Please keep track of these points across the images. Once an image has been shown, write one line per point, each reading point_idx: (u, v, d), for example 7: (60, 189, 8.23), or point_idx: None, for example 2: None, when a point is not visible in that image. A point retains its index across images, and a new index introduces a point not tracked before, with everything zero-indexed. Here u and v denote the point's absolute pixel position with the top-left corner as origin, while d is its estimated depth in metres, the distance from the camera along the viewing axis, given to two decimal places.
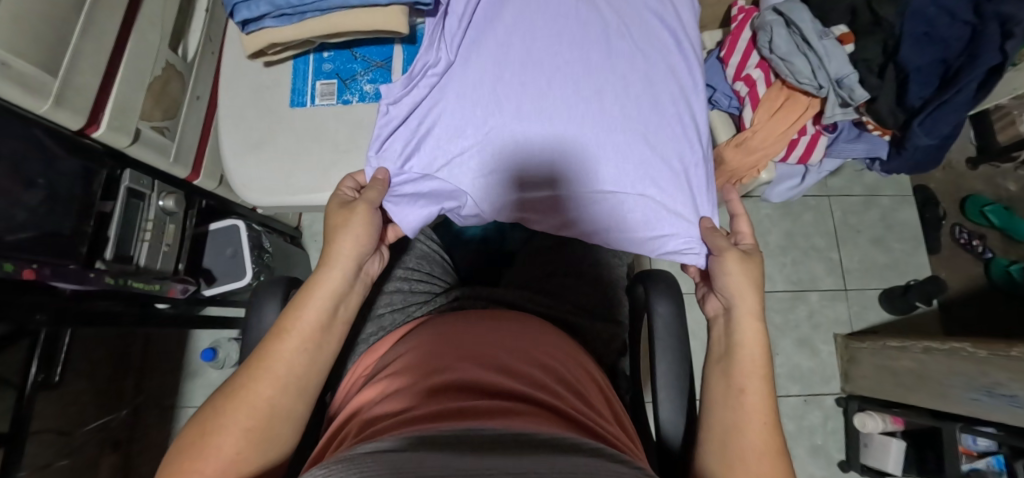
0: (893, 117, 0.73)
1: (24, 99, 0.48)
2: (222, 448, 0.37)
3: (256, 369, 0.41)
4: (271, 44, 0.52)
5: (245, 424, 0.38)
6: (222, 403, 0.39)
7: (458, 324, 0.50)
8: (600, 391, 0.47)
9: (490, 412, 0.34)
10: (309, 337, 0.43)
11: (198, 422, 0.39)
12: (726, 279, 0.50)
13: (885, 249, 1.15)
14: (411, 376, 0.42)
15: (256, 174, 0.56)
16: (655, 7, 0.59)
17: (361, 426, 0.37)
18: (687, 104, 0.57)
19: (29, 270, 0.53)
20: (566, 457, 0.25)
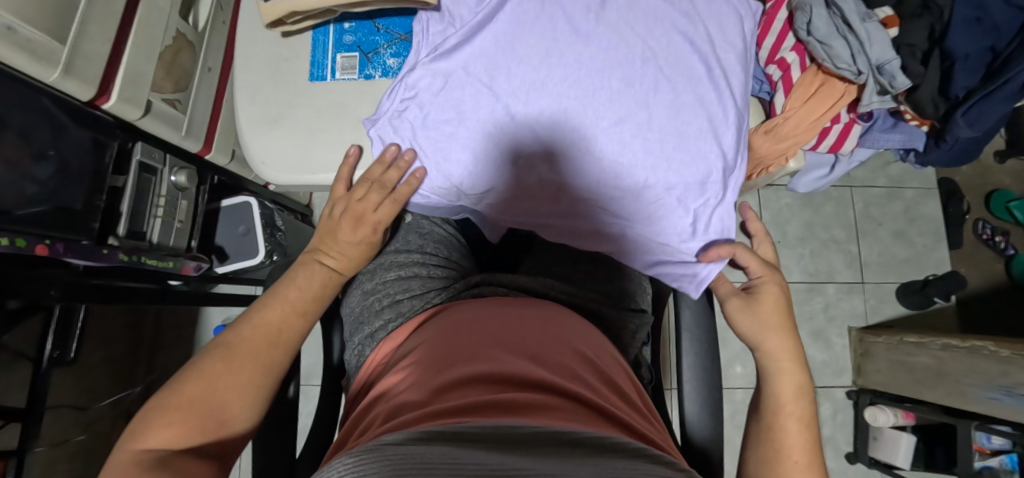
0: (934, 107, 0.70)
1: (33, 67, 0.46)
2: (229, 398, 0.39)
3: (261, 331, 0.43)
4: (291, 12, 0.49)
5: (255, 382, 0.41)
6: (226, 354, 0.41)
7: (485, 311, 0.48)
8: (630, 379, 0.47)
9: (524, 405, 0.33)
10: (309, 313, 0.47)
11: (197, 368, 0.40)
12: (746, 329, 0.50)
13: (906, 243, 1.13)
14: (436, 363, 0.40)
15: (275, 150, 0.54)
16: (683, 26, 0.53)
17: (387, 414, 0.37)
18: (715, 142, 0.52)
19: (43, 247, 0.53)
20: (605, 462, 0.24)
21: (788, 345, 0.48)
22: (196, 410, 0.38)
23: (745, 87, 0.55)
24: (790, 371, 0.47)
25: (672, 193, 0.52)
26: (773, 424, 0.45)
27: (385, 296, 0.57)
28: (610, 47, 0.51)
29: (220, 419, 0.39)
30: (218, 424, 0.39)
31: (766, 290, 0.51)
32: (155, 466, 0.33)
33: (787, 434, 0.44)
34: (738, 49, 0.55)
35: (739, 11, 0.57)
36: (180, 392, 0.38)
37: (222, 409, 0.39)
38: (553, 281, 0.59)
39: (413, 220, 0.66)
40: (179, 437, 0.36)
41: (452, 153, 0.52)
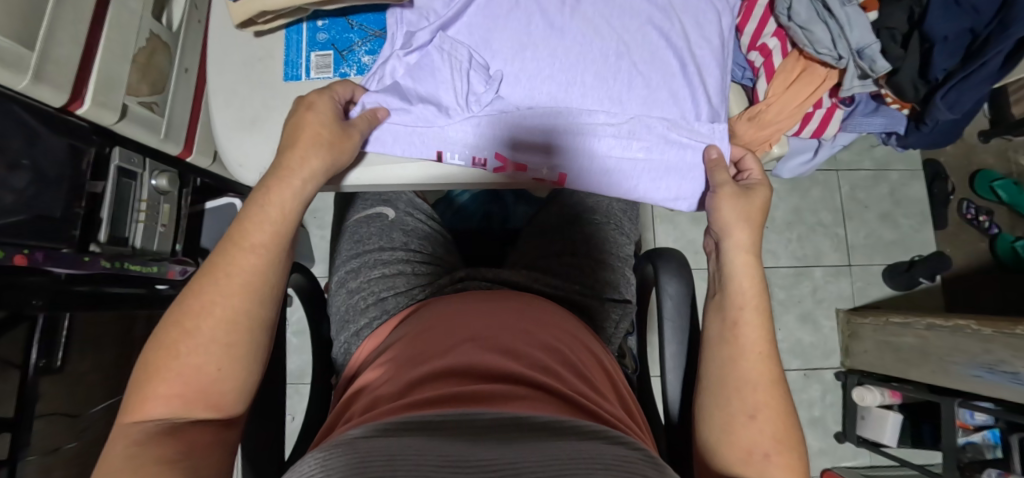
0: (914, 90, 0.71)
1: (1, 75, 0.46)
2: (201, 366, 0.34)
3: (216, 279, 0.36)
4: (261, 12, 0.48)
5: (221, 340, 0.35)
6: (182, 317, 0.35)
7: (459, 305, 0.49)
8: (605, 372, 0.47)
9: (491, 395, 0.34)
10: (273, 247, 0.39)
11: (161, 335, 0.35)
12: (733, 223, 0.46)
13: (893, 224, 1.14)
14: (412, 360, 0.42)
15: (252, 153, 0.50)
16: (659, 22, 0.53)
17: (364, 408, 0.38)
18: (683, 139, 0.52)
19: (20, 256, 0.52)
20: (562, 444, 0.25)
21: (752, 241, 0.46)
22: (165, 377, 0.34)
23: (722, 84, 0.54)
24: (749, 269, 0.45)
25: (649, 151, 0.52)
26: (737, 333, 0.42)
27: (370, 294, 0.57)
28: (585, 42, 0.51)
29: (201, 384, 0.34)
30: (200, 390, 0.34)
31: (755, 191, 0.48)
32: (139, 448, 0.31)
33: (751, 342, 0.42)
34: (715, 45, 0.54)
35: (717, 5, 0.55)
36: (151, 364, 0.34)
37: (197, 380, 0.34)
38: (538, 275, 0.59)
39: (396, 217, 0.66)
40: (174, 410, 0.34)
41: (438, 148, 0.50)
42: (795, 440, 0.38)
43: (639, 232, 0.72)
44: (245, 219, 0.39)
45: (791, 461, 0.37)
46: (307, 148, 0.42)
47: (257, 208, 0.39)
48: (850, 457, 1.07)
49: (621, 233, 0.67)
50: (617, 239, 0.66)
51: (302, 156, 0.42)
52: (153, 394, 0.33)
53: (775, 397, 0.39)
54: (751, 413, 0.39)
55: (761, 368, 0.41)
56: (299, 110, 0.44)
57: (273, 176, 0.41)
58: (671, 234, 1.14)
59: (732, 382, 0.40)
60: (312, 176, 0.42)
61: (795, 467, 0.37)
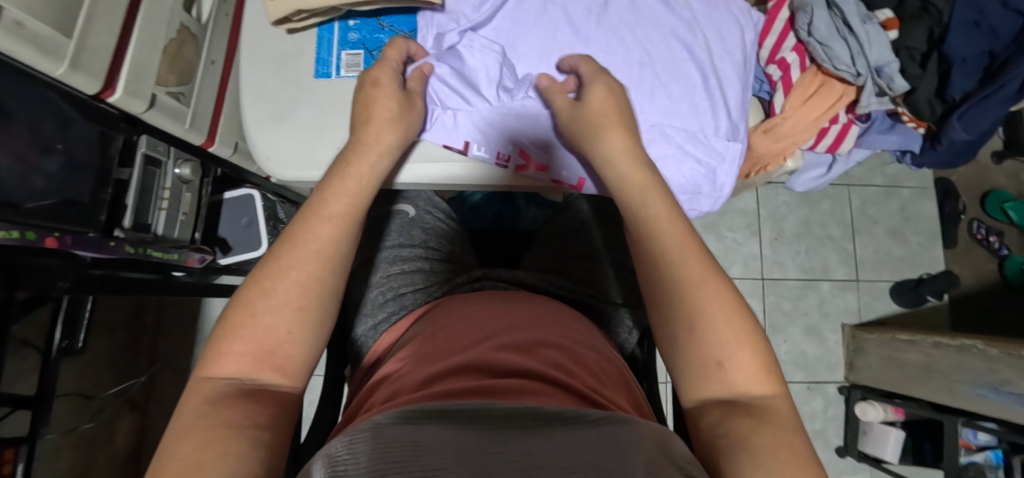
0: (930, 109, 0.71)
1: (38, 61, 0.47)
2: (273, 328, 0.34)
3: (295, 244, 0.36)
4: (297, 11, 0.49)
5: (293, 303, 0.35)
6: (261, 278, 0.35)
7: (478, 305, 0.50)
8: (620, 376, 0.47)
9: (512, 390, 0.35)
10: (350, 219, 0.39)
11: (240, 294, 0.35)
12: (606, 149, 0.44)
13: (902, 241, 1.14)
14: (431, 356, 0.42)
15: (282, 146, 0.51)
16: (683, 34, 0.53)
17: (385, 398, 0.39)
18: (701, 153, 0.53)
19: (51, 239, 0.53)
20: (573, 435, 0.25)
21: (627, 144, 0.44)
22: (239, 337, 0.33)
23: (742, 97, 0.55)
24: (635, 171, 0.43)
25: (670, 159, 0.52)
26: (647, 251, 0.39)
27: (389, 289, 0.59)
28: (608, 50, 0.52)
29: (271, 344, 0.33)
30: (269, 351, 0.33)
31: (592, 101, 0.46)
32: (212, 406, 0.30)
33: (669, 248, 0.38)
34: (737, 59, 0.55)
35: (741, 20, 0.56)
36: (228, 321, 0.34)
37: (269, 343, 0.33)
38: (553, 278, 0.61)
39: (417, 214, 0.67)
40: (243, 369, 0.33)
41: (465, 139, 0.52)
42: (756, 331, 0.35)
43: None
44: (326, 190, 0.40)
45: (752, 349, 0.34)
46: (380, 126, 0.44)
47: (337, 180, 0.40)
48: (850, 472, 1.07)
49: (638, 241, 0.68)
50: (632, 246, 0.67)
51: (378, 133, 0.43)
52: (227, 349, 0.33)
53: (716, 288, 0.36)
54: (689, 325, 0.36)
55: (692, 263, 0.37)
56: (365, 86, 0.45)
57: (348, 150, 0.43)
58: None
59: (667, 308, 0.37)
60: (389, 149, 0.44)
61: (757, 349, 0.35)
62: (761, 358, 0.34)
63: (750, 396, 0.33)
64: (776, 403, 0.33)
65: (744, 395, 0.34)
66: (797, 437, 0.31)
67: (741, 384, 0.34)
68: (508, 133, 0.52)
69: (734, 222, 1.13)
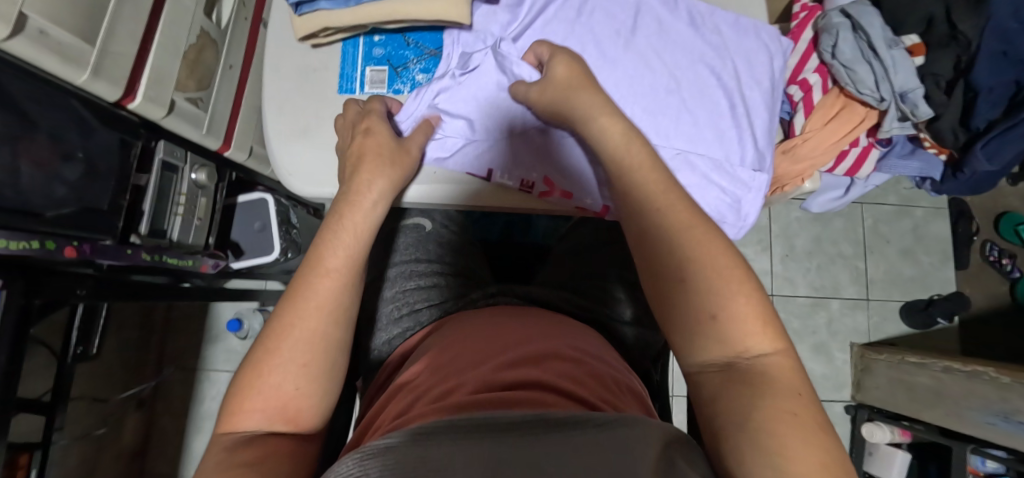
0: (953, 137, 0.71)
1: (61, 68, 0.47)
2: (282, 386, 0.35)
3: (295, 304, 0.38)
4: (325, 27, 0.49)
5: (301, 360, 0.36)
6: (268, 338, 0.37)
7: (488, 321, 0.51)
8: (633, 392, 0.46)
9: (524, 401, 0.35)
10: (347, 274, 0.40)
11: (250, 357, 0.36)
12: (580, 104, 0.46)
13: (913, 261, 1.13)
14: (444, 370, 0.43)
15: (304, 161, 0.51)
16: (711, 60, 0.53)
17: (398, 414, 0.39)
18: (726, 182, 0.52)
19: (71, 248, 0.53)
20: (579, 441, 0.25)
21: (601, 101, 0.46)
22: (252, 401, 0.35)
23: (769, 125, 0.54)
24: (614, 127, 0.44)
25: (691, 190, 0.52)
26: (635, 200, 0.42)
27: (404, 304, 0.59)
28: (636, 74, 0.52)
29: (282, 400, 0.35)
30: (280, 407, 0.35)
31: (556, 73, 0.47)
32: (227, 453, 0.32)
33: (665, 204, 0.40)
34: (765, 87, 0.54)
35: (770, 47, 0.55)
36: (241, 387, 0.36)
37: (281, 402, 0.35)
38: (571, 298, 0.61)
39: (432, 229, 0.68)
40: (259, 422, 0.35)
41: (488, 166, 0.51)
42: (739, 261, 0.38)
43: None
44: (323, 244, 0.41)
45: (740, 275, 0.37)
46: (370, 171, 0.45)
47: (333, 233, 0.41)
48: None
49: None
50: None
51: (369, 179, 0.45)
52: (242, 410, 0.35)
53: (700, 228, 0.39)
54: (681, 275, 0.38)
55: (685, 213, 0.40)
56: (357, 137, 0.47)
57: (343, 202, 0.44)
58: None
59: (654, 260, 0.40)
60: (382, 195, 0.45)
61: (758, 305, 0.36)
62: (759, 313, 0.36)
63: (747, 356, 0.35)
64: (775, 360, 0.35)
65: (742, 354, 0.35)
66: (799, 405, 0.32)
67: (740, 342, 0.35)
68: (522, 151, 0.52)
69: (745, 237, 1.13)
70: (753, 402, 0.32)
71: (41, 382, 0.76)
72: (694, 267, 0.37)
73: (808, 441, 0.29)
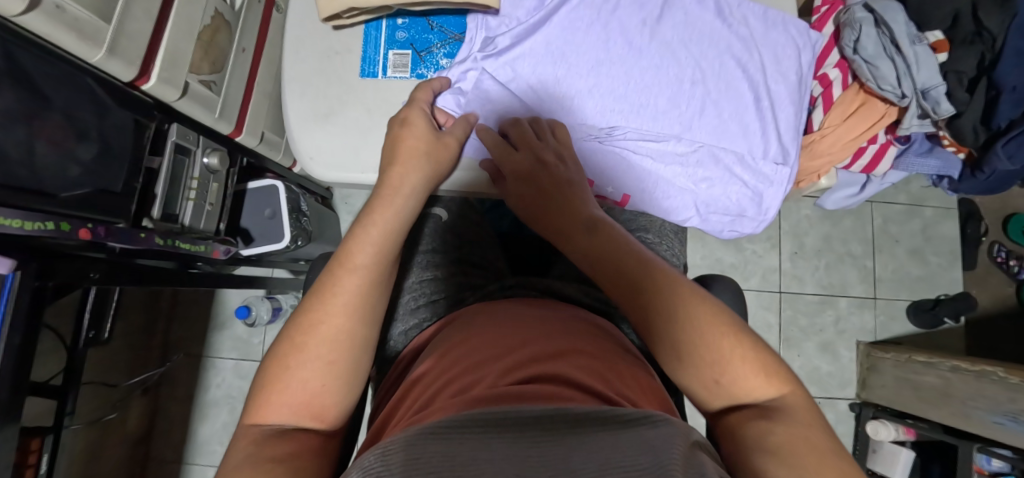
0: (974, 135, 0.70)
1: (77, 45, 0.45)
2: (306, 380, 0.35)
3: (324, 300, 0.37)
4: (349, 8, 0.47)
5: (326, 358, 0.35)
6: (295, 334, 0.36)
7: (505, 314, 0.50)
8: (652, 388, 0.44)
9: (545, 396, 0.33)
10: (376, 268, 0.39)
11: (276, 350, 0.36)
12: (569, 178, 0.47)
13: (922, 261, 1.14)
14: (461, 364, 0.42)
15: (324, 146, 0.50)
16: (738, 52, 0.52)
17: (417, 408, 0.38)
18: (748, 177, 0.52)
19: (84, 231, 0.53)
20: (603, 440, 0.24)
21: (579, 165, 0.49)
22: (278, 394, 0.34)
23: (795, 120, 0.53)
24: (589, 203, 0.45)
25: (711, 182, 0.52)
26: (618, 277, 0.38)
27: (421, 294, 0.59)
28: (660, 64, 0.51)
29: (307, 397, 0.35)
30: (306, 404, 0.35)
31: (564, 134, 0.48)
32: (258, 450, 0.32)
33: (657, 278, 0.36)
34: (791, 80, 0.53)
35: (798, 41, 0.54)
36: (268, 376, 0.35)
37: (308, 398, 0.35)
38: (588, 289, 0.61)
39: (449, 220, 0.67)
40: (289, 419, 0.35)
41: None
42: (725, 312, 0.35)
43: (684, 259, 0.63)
44: (353, 240, 0.40)
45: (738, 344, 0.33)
46: (405, 164, 0.44)
47: (363, 230, 0.40)
48: None
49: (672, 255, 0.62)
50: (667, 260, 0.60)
51: (404, 174, 0.43)
52: (269, 400, 0.34)
53: (695, 305, 0.35)
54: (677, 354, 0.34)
55: (667, 290, 0.36)
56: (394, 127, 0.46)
57: (377, 196, 0.42)
58: (698, 251, 1.11)
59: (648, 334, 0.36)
60: (414, 190, 0.43)
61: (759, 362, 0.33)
62: (761, 363, 0.33)
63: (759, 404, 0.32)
64: (790, 403, 0.32)
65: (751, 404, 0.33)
66: (811, 429, 0.30)
67: (745, 393, 0.33)
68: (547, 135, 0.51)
69: (755, 234, 1.13)
70: (770, 427, 0.30)
71: (50, 367, 0.76)
72: (687, 347, 0.34)
73: (825, 463, 0.28)
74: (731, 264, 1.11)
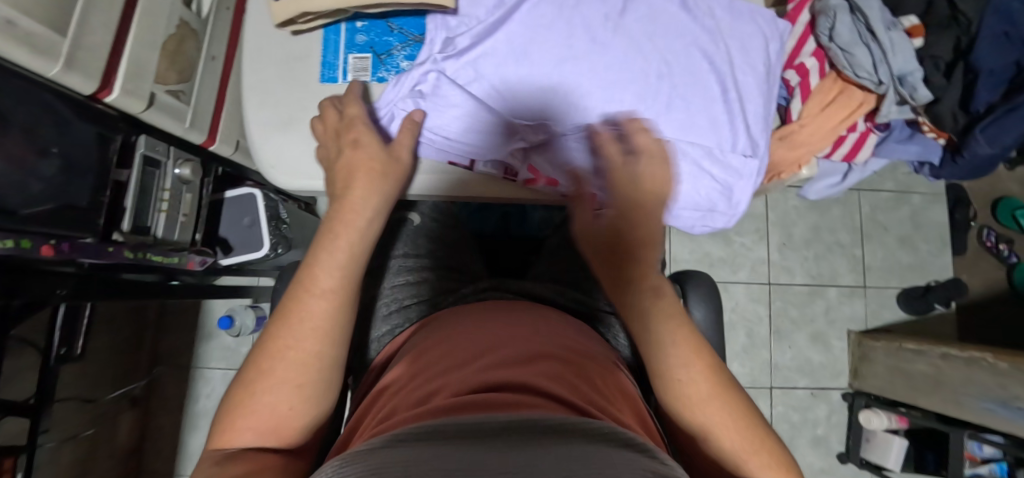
0: (953, 120, 0.70)
1: (32, 61, 0.44)
2: (274, 405, 0.35)
3: (289, 324, 0.37)
4: (303, 12, 0.47)
5: (293, 381, 0.35)
6: (261, 358, 0.36)
7: (475, 318, 0.49)
8: (627, 396, 0.43)
9: (510, 404, 0.32)
10: (341, 294, 0.39)
11: (244, 375, 0.36)
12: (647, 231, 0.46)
13: (911, 248, 1.13)
14: (429, 372, 0.41)
15: (286, 153, 0.50)
16: (705, 44, 0.51)
17: (382, 417, 0.37)
18: (717, 170, 0.51)
19: (48, 247, 0.53)
20: (576, 449, 0.22)
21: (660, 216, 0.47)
22: (243, 419, 0.34)
23: (763, 111, 0.53)
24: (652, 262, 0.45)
25: (681, 178, 0.51)
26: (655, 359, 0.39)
27: (394, 300, 0.58)
28: (625, 59, 0.50)
29: (274, 422, 0.34)
30: (273, 430, 0.35)
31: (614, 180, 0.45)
32: (220, 468, 0.32)
33: (693, 370, 0.38)
34: (759, 72, 0.53)
35: (765, 30, 0.54)
36: (235, 400, 0.35)
37: (276, 423, 0.35)
38: (564, 289, 0.60)
39: (421, 223, 0.67)
40: (256, 441, 0.34)
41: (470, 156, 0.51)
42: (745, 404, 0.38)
43: (666, 252, 0.67)
44: (317, 264, 0.40)
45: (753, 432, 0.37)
46: (363, 187, 0.44)
47: (327, 251, 0.40)
48: None
49: None
50: None
51: (363, 197, 0.43)
52: (234, 427, 0.34)
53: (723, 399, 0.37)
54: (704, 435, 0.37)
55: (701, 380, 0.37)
56: (346, 150, 0.46)
57: (333, 217, 0.43)
58: (686, 245, 1.10)
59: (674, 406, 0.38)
60: (376, 212, 0.44)
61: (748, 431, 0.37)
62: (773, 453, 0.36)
63: None
64: None
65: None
66: None
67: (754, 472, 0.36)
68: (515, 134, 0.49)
69: (743, 226, 1.12)
70: None
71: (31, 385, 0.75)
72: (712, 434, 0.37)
73: None
74: (719, 257, 1.11)
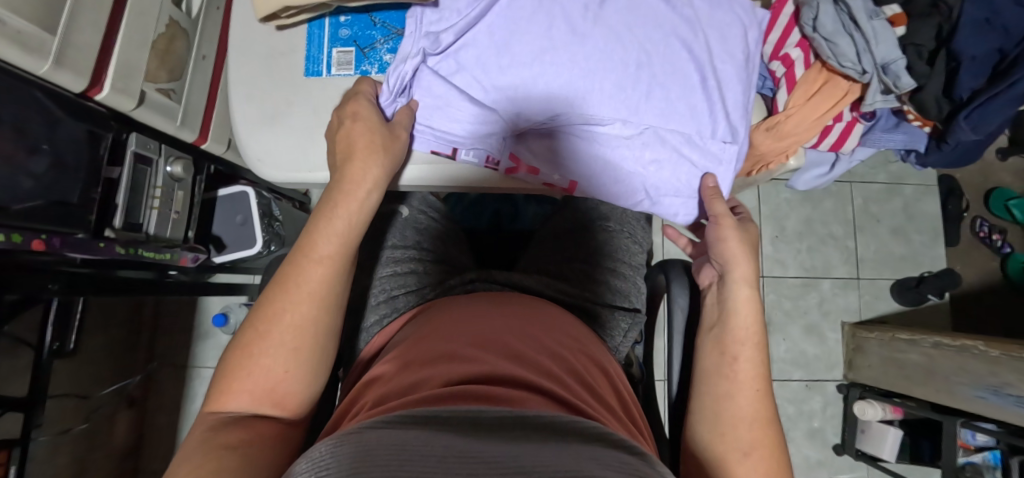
0: (937, 107, 0.70)
1: (23, 59, 0.45)
2: (267, 366, 0.38)
3: (285, 289, 0.40)
4: (284, 7, 0.47)
5: (290, 344, 0.39)
6: (257, 321, 0.40)
7: (471, 309, 0.49)
8: (609, 383, 0.45)
9: (494, 394, 0.32)
10: (339, 260, 0.42)
11: (240, 339, 0.39)
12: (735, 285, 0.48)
13: (904, 239, 1.13)
14: (419, 361, 0.41)
15: (272, 147, 0.51)
16: (684, 33, 0.52)
17: (369, 406, 0.37)
18: (697, 157, 0.52)
19: (38, 242, 0.53)
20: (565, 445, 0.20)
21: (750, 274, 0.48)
22: (238, 379, 0.38)
23: (744, 98, 0.53)
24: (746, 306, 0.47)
25: (660, 163, 0.52)
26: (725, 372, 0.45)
27: (382, 291, 0.58)
28: (605, 49, 0.50)
29: (267, 386, 0.38)
30: (269, 390, 0.39)
31: (718, 210, 0.50)
32: (212, 434, 0.35)
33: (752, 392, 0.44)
34: (738, 59, 0.53)
35: (744, 19, 0.54)
36: (228, 368, 0.39)
37: (269, 381, 0.39)
38: (552, 281, 0.60)
39: (409, 215, 0.68)
40: (246, 405, 0.38)
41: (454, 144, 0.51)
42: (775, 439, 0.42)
43: (651, 241, 0.71)
44: (316, 232, 0.42)
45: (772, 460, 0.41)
46: (362, 159, 0.44)
47: (326, 221, 0.42)
48: (847, 470, 1.08)
49: (636, 242, 0.67)
50: (629, 248, 0.66)
51: (364, 168, 0.44)
52: (228, 390, 0.38)
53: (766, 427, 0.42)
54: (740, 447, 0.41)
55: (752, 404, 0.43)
56: (345, 121, 0.46)
57: (333, 190, 0.44)
58: None
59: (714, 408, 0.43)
60: (376, 184, 0.45)
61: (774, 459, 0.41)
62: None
63: None
64: None
65: None
66: None
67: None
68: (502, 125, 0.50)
69: None
70: None
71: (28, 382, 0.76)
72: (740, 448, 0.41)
73: None
74: None
